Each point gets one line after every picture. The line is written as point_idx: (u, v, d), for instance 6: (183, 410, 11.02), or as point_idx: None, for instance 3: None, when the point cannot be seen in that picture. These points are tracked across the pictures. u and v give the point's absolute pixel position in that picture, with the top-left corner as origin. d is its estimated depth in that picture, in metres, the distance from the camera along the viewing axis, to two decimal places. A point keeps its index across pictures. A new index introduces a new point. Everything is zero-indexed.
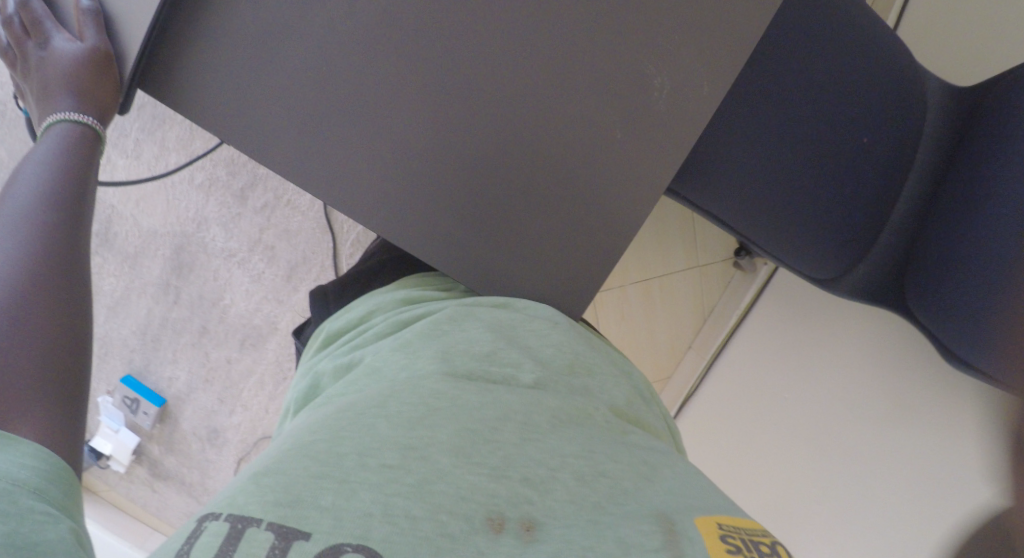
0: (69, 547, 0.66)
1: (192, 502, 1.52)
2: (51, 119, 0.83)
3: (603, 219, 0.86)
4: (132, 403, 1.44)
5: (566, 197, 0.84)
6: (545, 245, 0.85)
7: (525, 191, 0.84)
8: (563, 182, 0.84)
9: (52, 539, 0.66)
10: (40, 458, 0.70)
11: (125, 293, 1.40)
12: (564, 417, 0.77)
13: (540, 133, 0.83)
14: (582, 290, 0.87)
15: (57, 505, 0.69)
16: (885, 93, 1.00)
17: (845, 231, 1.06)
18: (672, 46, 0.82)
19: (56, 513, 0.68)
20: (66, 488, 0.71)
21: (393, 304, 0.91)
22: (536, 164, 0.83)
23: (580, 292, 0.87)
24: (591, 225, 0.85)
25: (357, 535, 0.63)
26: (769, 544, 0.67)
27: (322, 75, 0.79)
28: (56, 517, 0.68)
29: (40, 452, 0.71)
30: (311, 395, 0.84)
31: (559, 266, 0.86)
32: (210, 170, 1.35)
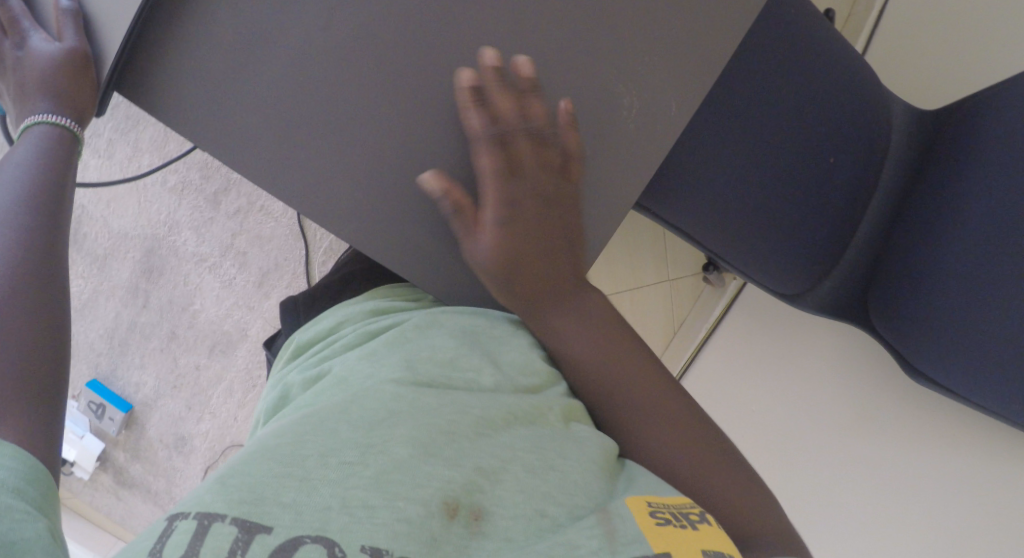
0: (47, 546, 0.67)
1: (157, 511, 1.48)
2: (28, 121, 0.81)
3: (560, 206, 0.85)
4: (98, 408, 1.42)
5: (532, 188, 0.83)
6: (504, 231, 0.82)
7: (492, 181, 0.82)
8: (529, 171, 0.83)
9: (28, 540, 0.66)
10: (16, 459, 0.70)
11: (93, 295, 1.39)
12: (516, 415, 0.74)
13: (505, 130, 0.82)
14: (542, 284, 0.83)
15: (34, 505, 0.69)
16: (846, 106, 1.03)
17: (812, 247, 1.08)
18: (642, 58, 0.85)
19: (33, 511, 0.68)
20: (44, 486, 0.70)
21: (362, 314, 0.85)
22: (500, 150, 0.82)
23: (539, 285, 0.83)
24: (551, 214, 0.84)
25: (315, 527, 0.62)
26: (697, 513, 0.71)
27: (299, 76, 0.79)
28: (32, 515, 0.68)
29: (17, 454, 0.70)
30: (280, 406, 0.78)
31: (517, 253, 0.82)
32: (183, 174, 1.36)
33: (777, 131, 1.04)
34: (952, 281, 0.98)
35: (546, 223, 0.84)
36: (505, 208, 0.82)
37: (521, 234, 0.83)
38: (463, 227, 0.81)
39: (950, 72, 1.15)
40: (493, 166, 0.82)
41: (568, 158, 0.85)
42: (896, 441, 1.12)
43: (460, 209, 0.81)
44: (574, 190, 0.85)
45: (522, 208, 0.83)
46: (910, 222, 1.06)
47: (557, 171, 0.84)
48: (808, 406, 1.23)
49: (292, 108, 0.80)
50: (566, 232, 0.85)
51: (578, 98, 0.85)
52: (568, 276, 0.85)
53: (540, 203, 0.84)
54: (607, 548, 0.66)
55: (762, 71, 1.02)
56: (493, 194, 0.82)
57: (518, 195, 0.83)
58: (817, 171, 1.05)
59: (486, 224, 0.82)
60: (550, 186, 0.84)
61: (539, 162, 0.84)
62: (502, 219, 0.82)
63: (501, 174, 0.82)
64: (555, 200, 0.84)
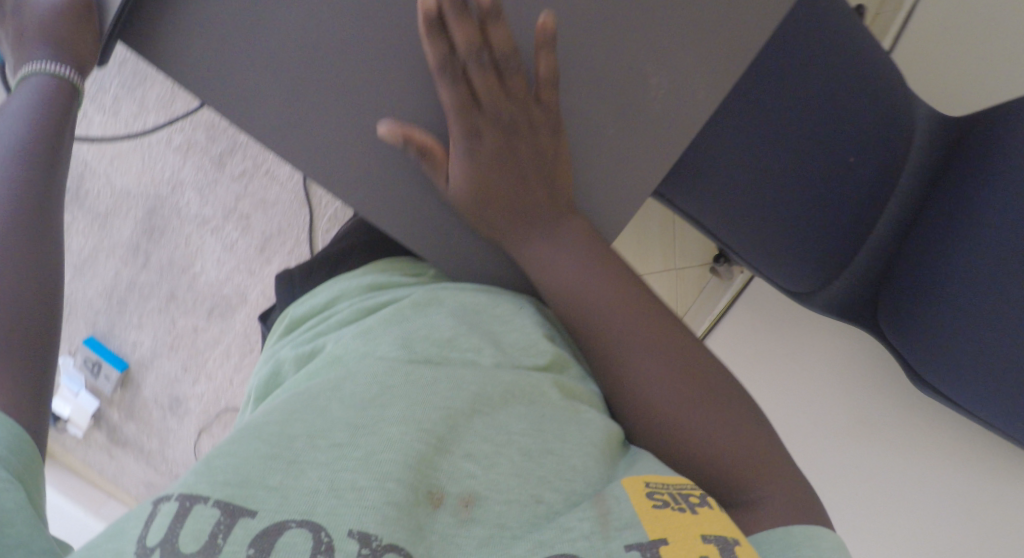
0: (28, 518, 0.66)
1: (149, 470, 1.48)
2: (25, 71, 0.80)
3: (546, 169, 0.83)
4: (94, 365, 1.41)
5: (524, 153, 0.82)
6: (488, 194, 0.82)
7: (487, 149, 0.81)
8: (523, 139, 0.81)
9: (9, 510, 0.65)
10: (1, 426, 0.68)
11: (93, 253, 1.37)
12: (515, 393, 0.71)
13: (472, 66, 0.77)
14: (527, 245, 0.83)
15: (16, 475, 0.67)
16: (876, 97, 0.99)
17: (829, 244, 1.05)
18: (670, 41, 0.82)
19: (14, 480, 0.67)
20: (28, 457, 0.69)
21: (359, 290, 0.83)
22: (501, 122, 0.80)
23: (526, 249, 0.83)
24: (538, 175, 0.82)
25: (301, 510, 0.60)
26: (696, 495, 0.69)
27: (307, 37, 0.75)
28: (13, 484, 0.66)
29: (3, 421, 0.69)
30: (270, 385, 0.76)
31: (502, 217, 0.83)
32: (189, 134, 1.33)
33: (801, 122, 1.00)
34: (973, 290, 0.95)
35: (516, 155, 0.81)
36: (472, 141, 0.79)
37: (490, 167, 0.81)
38: (430, 166, 0.78)
39: (974, 77, 1.11)
40: (456, 101, 0.78)
41: (537, 84, 0.79)
42: (903, 448, 1.11)
43: (425, 149, 0.77)
44: (548, 116, 0.81)
45: (491, 141, 0.80)
46: (930, 223, 1.01)
47: (526, 100, 0.80)
48: (816, 406, 1.20)
49: (302, 67, 0.76)
50: (538, 163, 0.82)
51: (593, 75, 0.82)
52: (543, 207, 0.83)
53: (508, 134, 0.81)
54: (598, 532, 0.65)
55: (789, 60, 0.99)
56: (459, 128, 0.79)
57: (484, 128, 0.80)
58: (838, 167, 1.01)
59: (453, 161, 0.79)
60: (520, 116, 0.80)
61: (505, 91, 0.79)
62: (469, 153, 0.79)
63: (466, 108, 0.78)
64: (526, 128, 0.81)
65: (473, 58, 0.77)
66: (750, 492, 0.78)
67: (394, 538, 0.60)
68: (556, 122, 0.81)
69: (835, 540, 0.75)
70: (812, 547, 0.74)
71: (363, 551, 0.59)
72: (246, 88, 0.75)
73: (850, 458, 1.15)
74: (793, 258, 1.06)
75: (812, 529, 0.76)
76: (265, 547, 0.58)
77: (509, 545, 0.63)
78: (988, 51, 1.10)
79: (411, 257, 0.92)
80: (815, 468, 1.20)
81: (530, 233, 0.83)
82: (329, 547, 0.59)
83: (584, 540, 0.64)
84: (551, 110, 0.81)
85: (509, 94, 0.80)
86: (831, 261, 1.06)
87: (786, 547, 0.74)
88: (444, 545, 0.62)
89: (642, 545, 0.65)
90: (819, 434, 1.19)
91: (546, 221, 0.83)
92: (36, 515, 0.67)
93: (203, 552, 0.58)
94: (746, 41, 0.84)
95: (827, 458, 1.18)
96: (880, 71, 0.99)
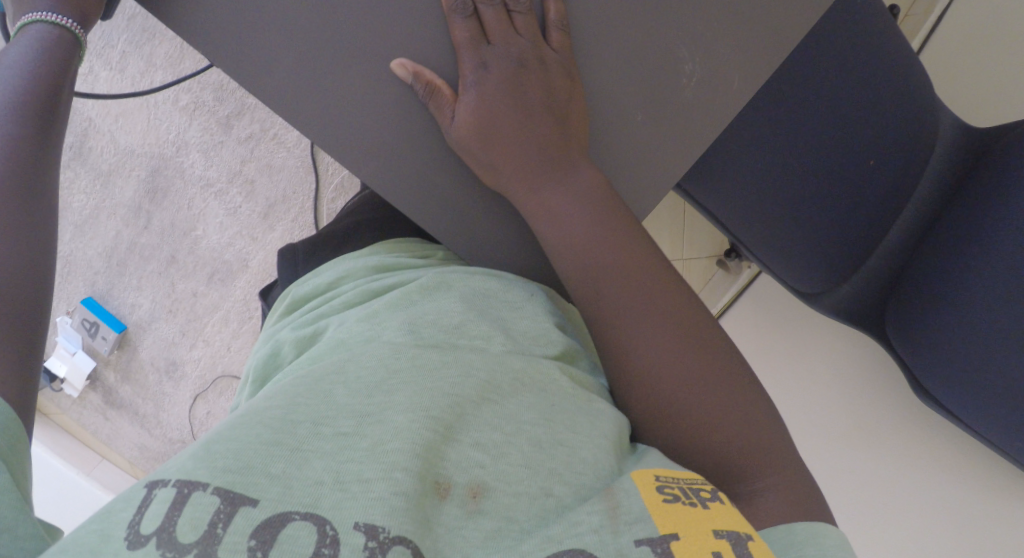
0: (14, 500, 0.62)
1: (144, 433, 1.47)
2: (23, 20, 0.75)
3: (554, 106, 0.78)
4: (91, 326, 1.38)
5: (532, 89, 0.77)
6: (495, 129, 0.76)
7: (495, 81, 0.76)
8: (530, 75, 0.77)
9: None
10: None
11: (94, 212, 1.34)
12: (526, 383, 0.69)
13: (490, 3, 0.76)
14: (535, 187, 0.77)
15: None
16: (908, 91, 0.96)
17: (846, 246, 1.02)
18: (703, 31, 0.81)
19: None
20: (13, 435, 0.64)
21: (365, 270, 0.81)
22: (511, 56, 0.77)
23: (532, 190, 0.77)
24: (548, 111, 0.77)
25: (304, 503, 0.58)
26: (708, 490, 0.67)
27: (326, 3, 0.73)
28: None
29: None
30: (269, 366, 0.74)
31: (507, 155, 0.77)
32: (196, 94, 1.30)
33: (828, 116, 0.97)
34: (990, 292, 0.91)
35: (526, 91, 0.77)
36: (480, 74, 0.76)
37: (499, 102, 0.76)
38: (435, 103, 0.75)
39: (999, 86, 1.07)
40: (467, 35, 0.75)
41: (550, 28, 0.78)
42: (911, 449, 1.08)
43: (433, 86, 0.75)
44: (559, 57, 0.78)
45: (500, 75, 0.76)
46: (948, 225, 0.98)
47: (537, 39, 0.78)
48: (823, 403, 1.18)
49: (323, 38, 0.74)
50: (549, 102, 0.77)
51: (620, 64, 0.81)
52: (553, 151, 0.77)
53: (519, 69, 0.77)
54: (608, 526, 0.62)
55: (817, 50, 0.96)
56: (468, 61, 0.76)
57: (494, 62, 0.76)
58: (863, 166, 0.98)
59: (460, 95, 0.76)
60: (531, 53, 0.77)
61: (515, 28, 0.77)
62: (477, 86, 0.76)
63: (475, 42, 0.76)
64: (537, 66, 0.77)
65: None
66: (756, 484, 0.73)
67: (403, 530, 0.58)
68: (568, 64, 0.79)
69: (839, 538, 0.70)
70: (814, 547, 0.68)
71: (370, 544, 0.57)
72: (259, 53, 0.73)
73: (847, 464, 1.14)
74: (808, 259, 1.04)
75: (813, 522, 0.70)
76: (268, 538, 0.56)
77: (518, 539, 0.61)
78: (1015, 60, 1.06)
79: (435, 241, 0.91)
80: (827, 463, 1.16)
81: (540, 179, 0.77)
82: (333, 541, 0.57)
83: (592, 534, 0.62)
84: (563, 52, 0.79)
85: (520, 32, 0.77)
86: (845, 262, 1.03)
87: (787, 546, 0.68)
88: (450, 539, 0.60)
89: (653, 539, 0.63)
90: (823, 431, 1.17)
91: (558, 169, 0.77)
92: (22, 499, 0.63)
93: (201, 544, 0.56)
94: (778, 38, 0.82)
95: (830, 456, 1.16)
96: (909, 65, 0.96)
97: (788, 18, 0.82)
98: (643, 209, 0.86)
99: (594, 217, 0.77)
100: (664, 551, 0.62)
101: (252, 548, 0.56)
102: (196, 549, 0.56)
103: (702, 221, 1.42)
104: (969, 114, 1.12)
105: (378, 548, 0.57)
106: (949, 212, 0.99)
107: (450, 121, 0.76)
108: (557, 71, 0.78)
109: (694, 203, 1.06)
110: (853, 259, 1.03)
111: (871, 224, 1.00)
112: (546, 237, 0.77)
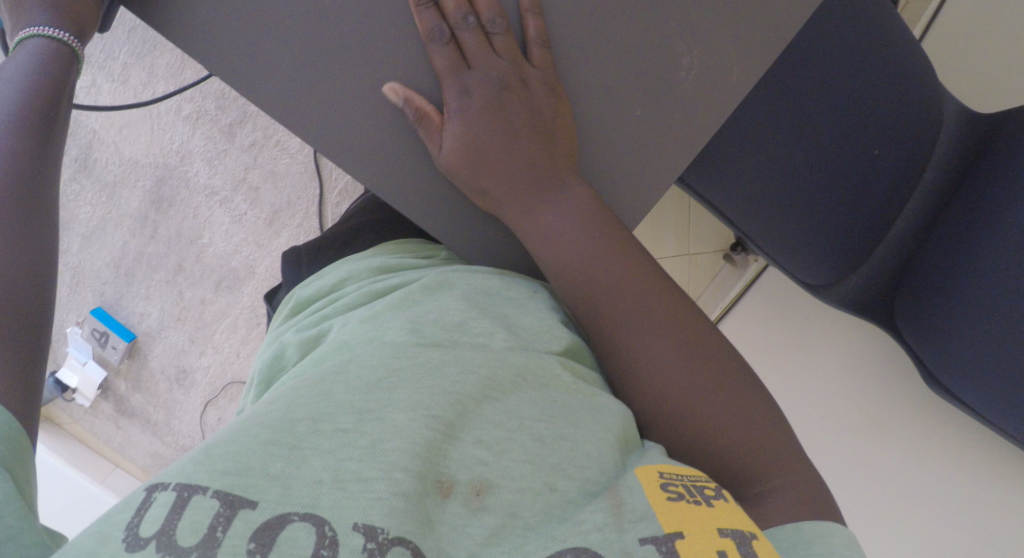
0: (19, 509, 0.63)
1: (156, 441, 1.48)
2: (22, 35, 0.75)
3: (539, 126, 0.78)
4: (101, 336, 1.39)
5: (523, 113, 0.77)
6: (485, 153, 0.77)
7: (483, 108, 0.76)
8: (517, 100, 0.77)
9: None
10: None
11: (101, 223, 1.35)
12: (526, 377, 0.69)
13: (468, 31, 0.76)
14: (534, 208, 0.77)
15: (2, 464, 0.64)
16: (907, 80, 0.95)
17: (849, 239, 1.01)
18: (700, 26, 0.81)
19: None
20: (16, 444, 0.65)
21: (368, 271, 0.81)
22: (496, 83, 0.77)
23: (532, 209, 0.77)
24: (534, 133, 0.78)
25: (304, 504, 0.58)
26: (713, 488, 0.67)
27: (322, 8, 0.73)
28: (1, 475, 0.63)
29: None
30: (274, 368, 0.74)
31: (496, 175, 0.77)
32: (198, 103, 1.31)
33: (827, 109, 0.97)
34: (997, 281, 0.91)
35: (512, 117, 0.77)
36: (463, 100, 0.76)
37: (485, 127, 0.76)
38: (426, 131, 0.76)
39: (1008, 75, 1.06)
40: (446, 62, 0.76)
41: (529, 47, 0.78)
42: (916, 446, 1.07)
43: (422, 112, 0.76)
44: (542, 74, 0.78)
45: (483, 100, 0.76)
46: (951, 216, 0.98)
47: (517, 58, 0.78)
48: (829, 398, 1.18)
49: (319, 41, 0.74)
50: (535, 122, 0.78)
51: (616, 60, 0.81)
52: (544, 170, 0.78)
53: (499, 92, 0.77)
54: (613, 524, 0.62)
55: (817, 42, 0.96)
56: (450, 88, 0.76)
57: (475, 87, 0.76)
58: (864, 157, 0.98)
59: (445, 124, 0.76)
60: (513, 73, 0.77)
61: (497, 52, 0.77)
62: (461, 112, 0.76)
63: (455, 69, 0.76)
64: (518, 87, 0.77)
65: (461, 22, 0.76)
66: (766, 482, 0.72)
67: (402, 530, 0.58)
68: (550, 80, 0.79)
69: (848, 536, 0.69)
70: (823, 544, 0.68)
71: (369, 545, 0.57)
72: (256, 59, 0.73)
73: (860, 458, 1.12)
74: (812, 253, 1.03)
75: (819, 523, 0.70)
76: (267, 540, 0.56)
77: (522, 537, 0.61)
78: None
79: (436, 242, 0.91)
80: (836, 461, 1.15)
81: (532, 201, 0.77)
82: (333, 542, 0.57)
83: (597, 533, 0.62)
84: (545, 69, 0.79)
85: (500, 54, 0.77)
86: (849, 254, 1.02)
87: (797, 544, 0.68)
88: (453, 537, 0.60)
89: (658, 538, 0.63)
90: (829, 427, 1.17)
91: (547, 188, 0.78)
92: (27, 508, 0.64)
93: (201, 545, 0.56)
94: (774, 30, 0.82)
95: (838, 453, 1.15)
96: (910, 56, 0.95)
97: (782, 13, 0.82)
98: (643, 204, 0.85)
99: (589, 227, 0.77)
100: (669, 549, 0.62)
101: (251, 550, 0.56)
102: (196, 551, 0.56)
103: (707, 215, 1.41)
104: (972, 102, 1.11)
105: (377, 548, 0.57)
106: (954, 203, 0.98)
107: (438, 149, 0.76)
108: (540, 92, 0.78)
109: (698, 197, 1.05)
110: (857, 252, 1.02)
111: (875, 215, 1.00)
112: (540, 257, 0.77)
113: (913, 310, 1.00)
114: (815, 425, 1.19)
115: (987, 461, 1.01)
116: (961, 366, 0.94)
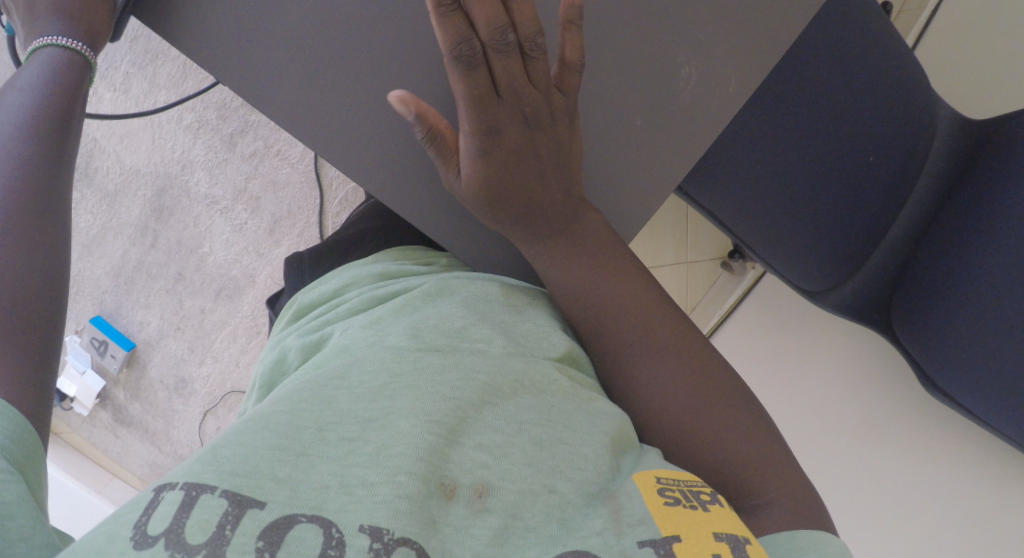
0: (30, 511, 0.63)
1: (154, 451, 1.49)
2: (36, 44, 0.76)
3: (556, 158, 0.76)
4: (100, 345, 1.39)
5: (549, 150, 0.76)
6: (507, 190, 0.75)
7: (515, 151, 0.74)
8: (547, 140, 0.76)
9: (10, 503, 0.62)
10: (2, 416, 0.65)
11: (101, 232, 1.34)
12: (527, 383, 0.69)
13: (505, 57, 0.71)
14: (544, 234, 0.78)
15: (15, 465, 0.64)
16: (903, 90, 0.96)
17: (843, 248, 1.02)
18: (700, 38, 0.82)
19: (13, 472, 0.64)
20: (29, 446, 0.66)
21: (369, 278, 0.81)
22: (530, 123, 0.74)
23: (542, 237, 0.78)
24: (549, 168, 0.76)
25: (310, 505, 0.58)
26: (709, 493, 0.68)
27: (327, 18, 0.74)
28: (14, 476, 0.64)
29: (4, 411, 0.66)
30: (275, 372, 0.74)
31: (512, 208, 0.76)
32: (200, 112, 1.31)
33: (825, 118, 0.98)
34: (991, 289, 0.92)
35: (538, 151, 0.75)
36: (488, 138, 0.73)
37: (505, 162, 0.74)
38: (441, 155, 0.73)
39: (997, 82, 1.08)
40: (474, 90, 0.71)
41: (561, 69, 0.75)
42: (905, 452, 1.09)
43: (435, 131, 0.72)
44: (566, 102, 0.76)
45: (513, 136, 0.74)
46: (944, 226, 0.99)
47: (549, 88, 0.74)
48: (818, 403, 1.20)
49: (326, 48, 0.75)
50: (558, 154, 0.76)
51: (618, 69, 0.81)
52: (559, 203, 0.77)
53: (529, 126, 0.74)
54: (612, 528, 0.63)
55: (815, 53, 0.97)
56: (472, 121, 0.72)
57: (503, 122, 0.73)
58: (856, 168, 0.99)
59: (464, 154, 0.73)
60: (544, 106, 0.75)
61: (530, 77, 0.73)
62: (484, 151, 0.73)
63: (485, 99, 0.72)
64: (548, 121, 0.75)
65: (497, 41, 0.70)
66: (761, 486, 0.73)
67: (406, 531, 0.59)
68: (574, 108, 0.77)
69: (841, 545, 0.69)
70: (817, 551, 0.68)
71: (373, 546, 0.58)
72: (262, 66, 0.74)
73: (858, 462, 1.14)
74: (809, 260, 1.04)
75: (813, 530, 0.70)
76: (275, 539, 0.57)
77: (523, 538, 0.61)
78: (1011, 60, 1.07)
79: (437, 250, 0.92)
80: (829, 468, 1.17)
81: (543, 228, 0.78)
82: (339, 543, 0.57)
83: (598, 537, 0.62)
84: (570, 97, 0.76)
85: (535, 81, 0.73)
86: (843, 261, 1.03)
87: (791, 550, 0.69)
88: (458, 538, 0.60)
89: (656, 541, 0.63)
90: (823, 431, 1.18)
91: (560, 221, 0.78)
92: (39, 509, 0.64)
93: (211, 544, 0.56)
94: (771, 41, 0.84)
95: (832, 458, 1.17)
96: (904, 66, 0.97)
97: (780, 24, 0.84)
98: (640, 214, 0.86)
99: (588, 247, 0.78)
100: (667, 552, 0.62)
101: (259, 549, 0.56)
102: (204, 550, 0.56)
103: (704, 224, 1.42)
104: (959, 105, 1.13)
105: (382, 549, 0.58)
106: (947, 213, 0.99)
107: (455, 177, 0.74)
108: (561, 121, 0.76)
109: (696, 205, 1.05)
110: (850, 259, 1.03)
111: (870, 223, 1.01)
112: (549, 279, 0.78)
113: (910, 316, 1.01)
114: (807, 431, 1.20)
115: (980, 462, 1.02)
116: (957, 370, 0.95)
